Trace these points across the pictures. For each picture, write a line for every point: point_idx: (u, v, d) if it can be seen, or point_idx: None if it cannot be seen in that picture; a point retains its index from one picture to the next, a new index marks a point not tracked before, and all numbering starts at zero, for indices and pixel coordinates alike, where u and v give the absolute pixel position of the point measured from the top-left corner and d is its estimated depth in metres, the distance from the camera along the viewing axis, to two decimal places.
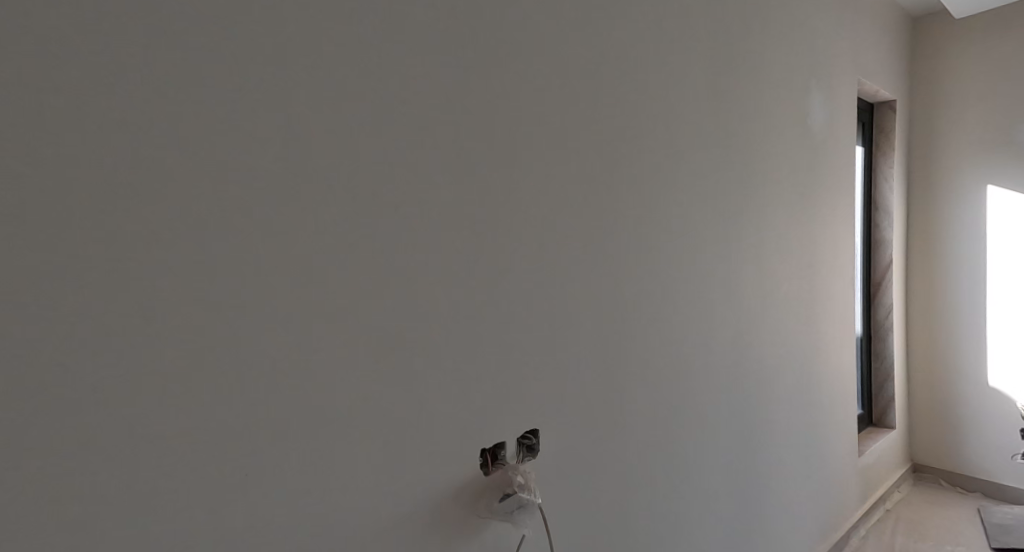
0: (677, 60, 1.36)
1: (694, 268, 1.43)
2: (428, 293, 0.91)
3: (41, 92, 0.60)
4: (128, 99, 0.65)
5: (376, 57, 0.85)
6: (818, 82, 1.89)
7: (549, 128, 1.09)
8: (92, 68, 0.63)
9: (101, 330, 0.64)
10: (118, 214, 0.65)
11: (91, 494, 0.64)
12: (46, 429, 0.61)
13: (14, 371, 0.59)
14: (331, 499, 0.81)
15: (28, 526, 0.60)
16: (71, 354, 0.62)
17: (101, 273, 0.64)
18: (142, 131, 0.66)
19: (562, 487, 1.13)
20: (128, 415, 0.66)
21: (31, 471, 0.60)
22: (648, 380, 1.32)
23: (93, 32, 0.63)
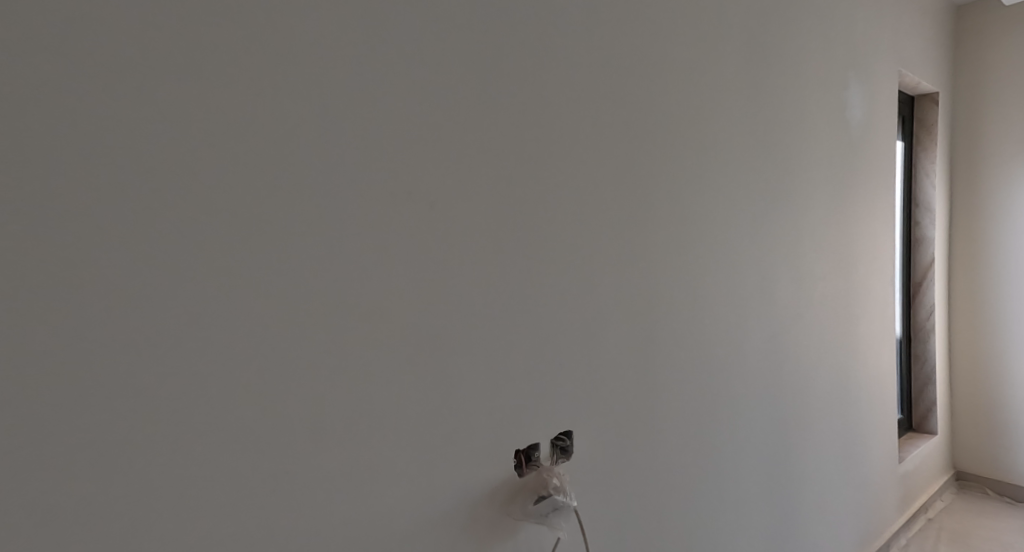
0: (709, 58, 1.35)
1: (729, 268, 1.42)
2: (462, 294, 0.92)
3: (90, 98, 0.61)
4: (172, 103, 0.66)
5: (413, 55, 0.86)
6: (857, 75, 1.85)
7: (581, 126, 1.09)
8: (139, 73, 0.64)
9: (150, 326, 0.65)
10: (164, 212, 0.66)
11: (139, 493, 0.65)
12: (98, 423, 0.62)
13: (66, 374, 0.60)
14: (368, 495, 0.83)
15: (78, 525, 0.62)
16: (121, 355, 0.64)
17: (149, 271, 0.65)
18: (188, 129, 0.67)
19: (595, 489, 1.13)
20: (173, 415, 0.67)
21: (83, 464, 0.62)
22: (681, 381, 1.31)
23: (142, 31, 0.64)
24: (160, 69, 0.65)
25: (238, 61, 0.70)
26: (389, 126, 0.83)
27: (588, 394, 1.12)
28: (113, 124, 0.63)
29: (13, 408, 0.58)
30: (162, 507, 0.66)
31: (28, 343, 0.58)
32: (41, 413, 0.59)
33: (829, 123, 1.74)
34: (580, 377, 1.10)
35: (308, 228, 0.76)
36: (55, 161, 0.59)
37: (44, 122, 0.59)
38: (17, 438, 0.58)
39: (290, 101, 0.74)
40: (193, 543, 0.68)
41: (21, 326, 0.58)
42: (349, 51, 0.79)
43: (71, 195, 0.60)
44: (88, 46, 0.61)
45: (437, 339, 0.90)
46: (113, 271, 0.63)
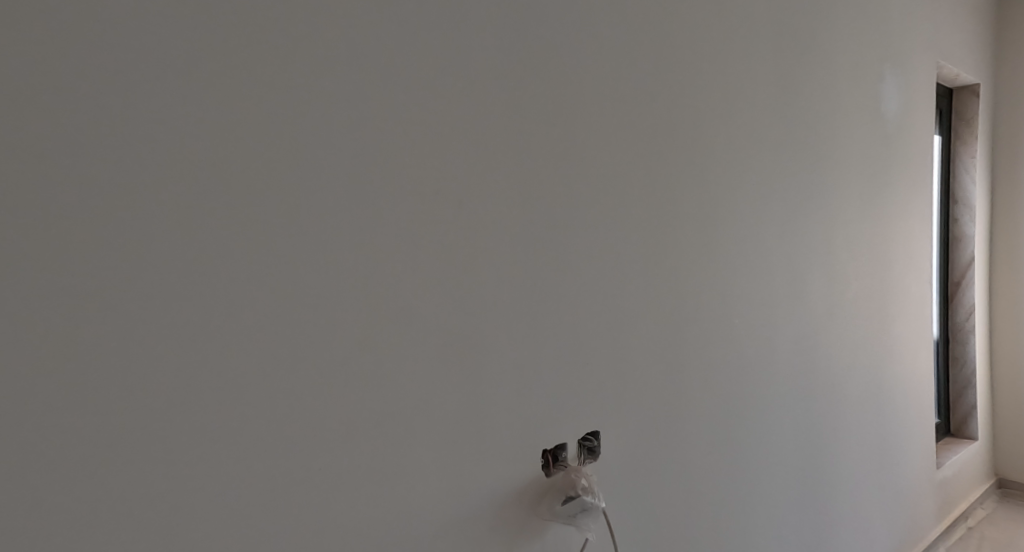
0: (737, 53, 1.33)
1: (759, 267, 1.39)
2: (489, 293, 0.92)
3: (122, 98, 0.62)
4: (201, 102, 0.67)
5: (440, 54, 0.87)
6: (892, 68, 1.81)
7: (608, 123, 1.08)
8: (170, 72, 0.65)
9: (187, 323, 0.66)
10: (200, 212, 0.67)
11: (170, 490, 0.66)
12: (137, 419, 0.63)
13: (99, 371, 0.61)
14: (397, 493, 0.83)
15: (112, 521, 0.62)
16: (159, 352, 0.65)
17: (186, 270, 0.66)
18: (223, 130, 0.68)
19: (624, 490, 1.12)
20: (209, 412, 0.68)
21: (123, 460, 0.63)
22: (711, 381, 1.29)
23: (178, 33, 0.65)
24: (191, 68, 0.66)
25: (267, 59, 0.71)
26: (414, 123, 0.84)
27: (616, 394, 1.10)
28: (145, 123, 0.63)
29: (49, 405, 0.59)
30: (193, 504, 0.67)
31: (63, 340, 0.59)
32: (76, 410, 0.60)
33: (863, 118, 1.70)
34: (608, 376, 1.09)
35: (336, 226, 0.77)
36: (88, 161, 0.60)
37: (77, 121, 0.60)
38: (52, 435, 0.59)
39: (317, 99, 0.75)
40: (226, 540, 0.69)
41: (56, 324, 0.59)
42: (378, 51, 0.80)
43: (104, 194, 0.61)
44: (121, 45, 0.62)
45: (465, 337, 0.90)
46: (145, 269, 0.64)
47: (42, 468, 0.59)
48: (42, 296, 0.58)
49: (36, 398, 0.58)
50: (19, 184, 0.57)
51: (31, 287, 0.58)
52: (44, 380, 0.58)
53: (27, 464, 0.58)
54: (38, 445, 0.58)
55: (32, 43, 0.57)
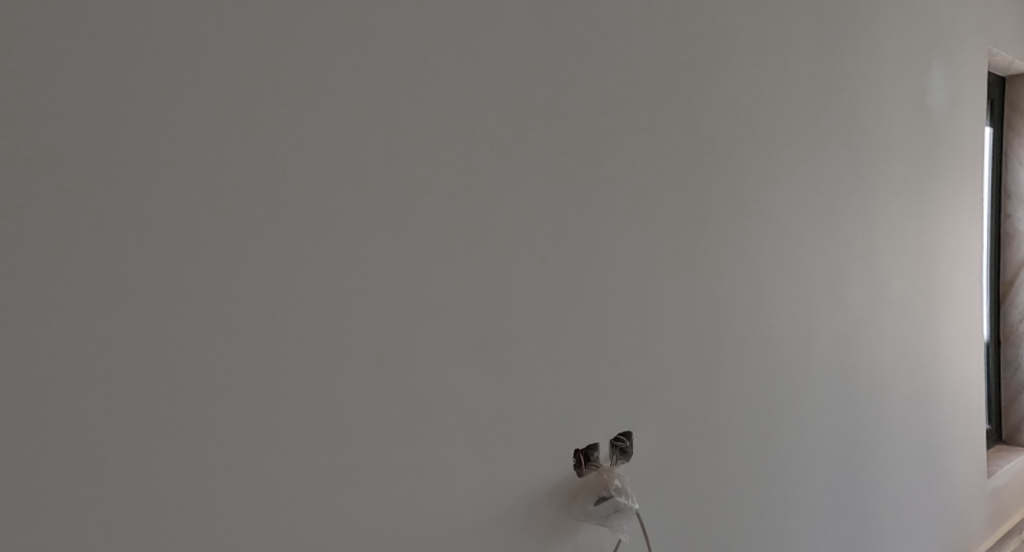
0: (774, 46, 1.29)
1: (797, 265, 1.36)
2: (521, 290, 0.92)
3: (168, 95, 0.61)
4: (240, 98, 0.66)
5: (477, 50, 0.86)
6: (939, 58, 1.74)
7: (642, 118, 1.07)
8: (214, 68, 0.64)
9: (228, 320, 0.65)
10: (242, 207, 0.66)
11: (210, 494, 0.65)
12: (179, 417, 0.63)
13: (145, 373, 0.60)
14: (429, 490, 0.83)
15: (153, 529, 0.61)
16: (201, 349, 0.64)
17: (227, 265, 0.65)
18: (264, 124, 0.67)
19: (658, 491, 1.10)
20: (249, 410, 0.67)
21: (165, 459, 0.62)
22: (748, 381, 1.26)
23: (221, 25, 0.64)
24: (230, 63, 0.65)
25: (304, 54, 0.70)
26: (447, 119, 0.83)
27: (650, 394, 1.09)
28: (186, 122, 0.62)
29: (91, 411, 0.58)
30: (233, 509, 0.66)
31: (104, 343, 0.58)
32: (117, 415, 0.59)
33: (908, 109, 1.65)
34: (641, 376, 1.07)
35: (370, 224, 0.76)
36: (129, 159, 0.59)
37: (118, 119, 0.58)
38: (94, 440, 0.58)
39: (353, 95, 0.74)
40: (265, 538, 0.68)
41: (98, 327, 0.58)
42: (415, 47, 0.80)
43: (146, 194, 0.60)
44: (161, 42, 0.61)
45: (496, 336, 0.89)
46: (185, 270, 0.63)
47: (83, 475, 0.57)
48: (84, 298, 0.57)
49: (77, 403, 0.57)
50: (61, 185, 0.56)
51: (73, 290, 0.56)
52: (86, 384, 0.57)
53: (69, 472, 0.57)
54: (80, 452, 0.57)
55: (74, 40, 0.56)
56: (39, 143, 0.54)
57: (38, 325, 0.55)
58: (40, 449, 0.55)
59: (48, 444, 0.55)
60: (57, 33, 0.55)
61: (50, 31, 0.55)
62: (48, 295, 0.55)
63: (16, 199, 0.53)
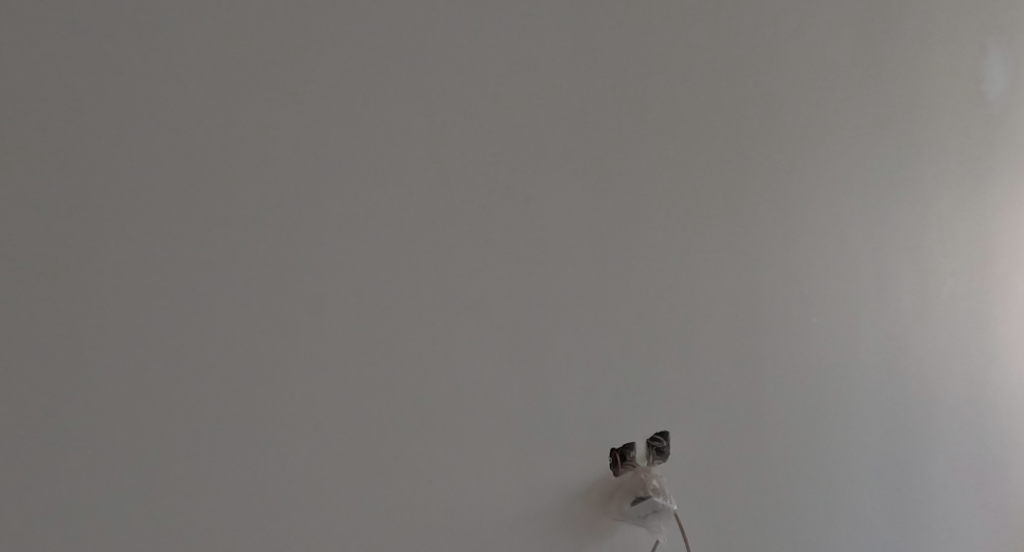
0: (815, 38, 1.27)
1: (841, 261, 1.33)
2: (559, 287, 0.92)
3: (214, 108, 0.68)
4: (271, 113, 0.71)
5: (512, 51, 0.88)
6: (994, 45, 1.68)
7: (681, 114, 1.06)
8: (257, 83, 0.70)
9: (270, 315, 0.71)
10: (283, 209, 0.71)
11: (248, 485, 0.69)
12: (226, 403, 0.68)
13: (196, 360, 0.67)
14: (466, 485, 0.85)
15: (195, 515, 0.67)
16: (246, 341, 0.69)
17: (269, 263, 0.70)
18: (302, 131, 0.72)
19: (699, 491, 1.09)
20: (290, 400, 0.72)
21: (213, 440, 0.68)
22: (791, 378, 1.24)
23: (262, 43, 0.70)
24: (261, 80, 0.70)
25: (333, 66, 0.74)
26: (478, 121, 0.85)
27: (689, 392, 1.08)
28: (221, 138, 0.68)
29: (139, 404, 0.64)
30: (271, 497, 0.71)
31: (149, 343, 0.65)
32: (166, 404, 0.65)
33: (959, 98, 1.59)
34: (678, 375, 1.06)
35: (402, 226, 0.79)
36: (169, 176, 0.65)
37: (158, 141, 0.65)
38: (141, 432, 0.64)
39: (381, 102, 0.77)
40: (303, 521, 0.73)
41: (144, 329, 0.64)
42: (449, 51, 0.83)
43: (185, 207, 0.66)
44: (197, 66, 0.67)
45: (532, 335, 0.90)
46: (231, 268, 0.68)
47: (132, 462, 0.64)
48: (131, 302, 0.64)
49: (126, 398, 0.64)
50: (110, 203, 0.63)
51: (122, 297, 0.63)
52: (134, 380, 0.64)
53: (120, 460, 0.63)
54: (130, 442, 0.64)
55: (119, 73, 0.63)
56: (90, 166, 0.62)
57: (92, 328, 0.62)
58: (94, 439, 0.62)
59: (101, 434, 0.62)
60: (105, 67, 0.62)
61: (99, 65, 0.62)
62: (100, 301, 0.62)
63: (72, 217, 0.61)
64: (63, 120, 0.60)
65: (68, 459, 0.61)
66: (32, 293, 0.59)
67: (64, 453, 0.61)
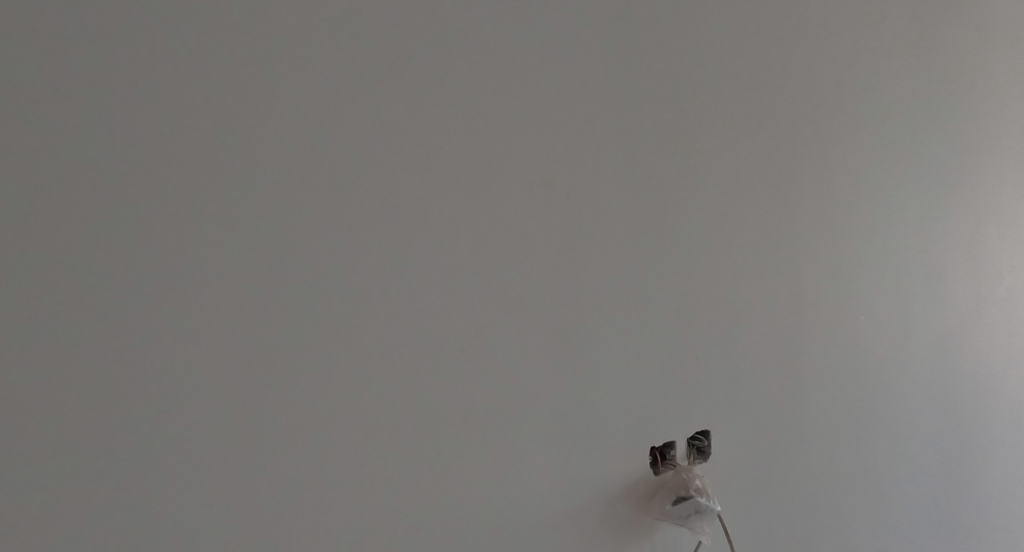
0: (858, 28, 1.24)
1: (889, 257, 1.29)
2: (598, 281, 0.92)
3: (268, 108, 0.70)
4: (307, 113, 0.72)
5: (554, 48, 0.89)
6: None
7: (723, 107, 1.06)
8: (308, 83, 0.72)
9: (319, 307, 0.73)
10: (330, 205, 0.73)
11: (290, 480, 0.72)
12: (278, 393, 0.71)
13: (252, 350, 0.69)
14: (506, 479, 0.85)
15: (239, 508, 0.69)
16: (296, 333, 0.72)
17: (318, 258, 0.73)
18: (350, 130, 0.75)
19: (743, 490, 1.07)
20: (336, 391, 0.74)
21: (264, 428, 0.70)
22: (838, 375, 1.21)
23: (313, 45, 0.73)
24: (298, 81, 0.72)
25: (367, 67, 0.76)
26: (512, 119, 0.86)
27: (734, 388, 1.06)
28: (269, 136, 0.70)
29: (180, 401, 0.66)
30: (318, 484, 0.73)
31: (192, 342, 0.67)
32: (224, 393, 0.68)
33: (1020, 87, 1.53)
34: (721, 374, 1.05)
35: (437, 224, 0.80)
36: (207, 178, 0.67)
37: (215, 139, 0.67)
38: (182, 428, 0.66)
39: (415, 102, 0.79)
40: (347, 507, 0.75)
41: (185, 328, 0.66)
42: (493, 50, 0.84)
43: (223, 207, 0.68)
44: (234, 69, 0.68)
45: (569, 331, 0.90)
46: (282, 262, 0.71)
47: (175, 458, 0.66)
48: (178, 301, 0.66)
49: (171, 395, 0.66)
50: (164, 200, 0.65)
51: (162, 297, 0.65)
52: (178, 378, 0.66)
53: (164, 455, 0.65)
54: (172, 438, 0.66)
55: (158, 76, 0.65)
56: (145, 164, 0.64)
57: (137, 327, 0.64)
58: (138, 434, 0.64)
59: (144, 430, 0.64)
60: (144, 71, 0.64)
61: (147, 71, 0.64)
62: (153, 295, 0.65)
63: (114, 218, 0.63)
64: (105, 124, 0.63)
65: (113, 454, 0.63)
66: (77, 293, 0.61)
67: (110, 448, 0.63)
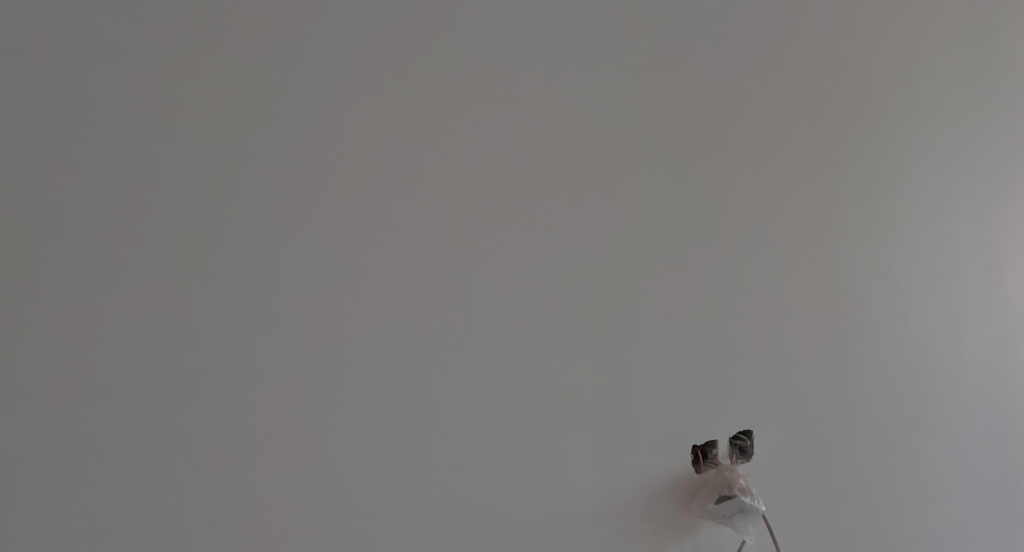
0: (904, 26, 1.23)
1: (940, 252, 1.26)
2: (640, 279, 0.94)
3: (328, 116, 0.75)
4: (341, 123, 0.75)
5: (596, 54, 0.91)
6: None
7: (764, 107, 1.06)
8: (365, 92, 0.77)
9: (376, 303, 0.77)
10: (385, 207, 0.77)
11: (350, 473, 0.75)
12: (340, 385, 0.75)
13: (315, 343, 0.73)
14: (551, 473, 0.88)
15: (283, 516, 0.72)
16: (355, 327, 0.75)
17: (375, 256, 0.77)
18: (404, 135, 0.78)
19: (788, 486, 1.06)
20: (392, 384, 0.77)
21: (330, 416, 0.74)
22: (888, 371, 1.19)
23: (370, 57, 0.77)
24: (353, 90, 0.76)
25: (416, 77, 0.79)
26: (555, 125, 0.88)
27: (776, 387, 1.06)
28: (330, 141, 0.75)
29: (190, 414, 0.68)
30: (376, 473, 0.77)
31: (262, 334, 0.71)
32: (291, 382, 0.72)
33: None
34: (764, 372, 1.05)
35: (474, 229, 0.82)
36: (231, 192, 0.70)
37: (282, 145, 0.72)
38: (195, 439, 0.68)
39: (453, 109, 0.82)
40: (403, 496, 0.78)
41: (191, 343, 0.68)
42: (538, 57, 0.87)
43: (252, 222, 0.71)
44: (283, 83, 0.73)
45: (611, 330, 0.92)
46: (343, 260, 0.75)
47: (185, 469, 0.68)
48: (250, 295, 0.70)
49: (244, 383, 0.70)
50: (236, 200, 0.70)
51: (165, 314, 0.67)
52: (249, 368, 0.70)
53: (173, 467, 0.67)
54: (179, 450, 0.67)
55: (213, 93, 0.69)
56: (222, 167, 0.70)
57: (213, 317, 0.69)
58: (198, 431, 0.68)
59: (205, 426, 0.68)
60: (200, 90, 0.69)
61: (219, 82, 0.70)
62: (227, 288, 0.70)
63: (116, 238, 0.65)
64: (165, 140, 0.67)
65: (176, 451, 0.67)
66: (80, 313, 0.64)
67: (173, 445, 0.67)
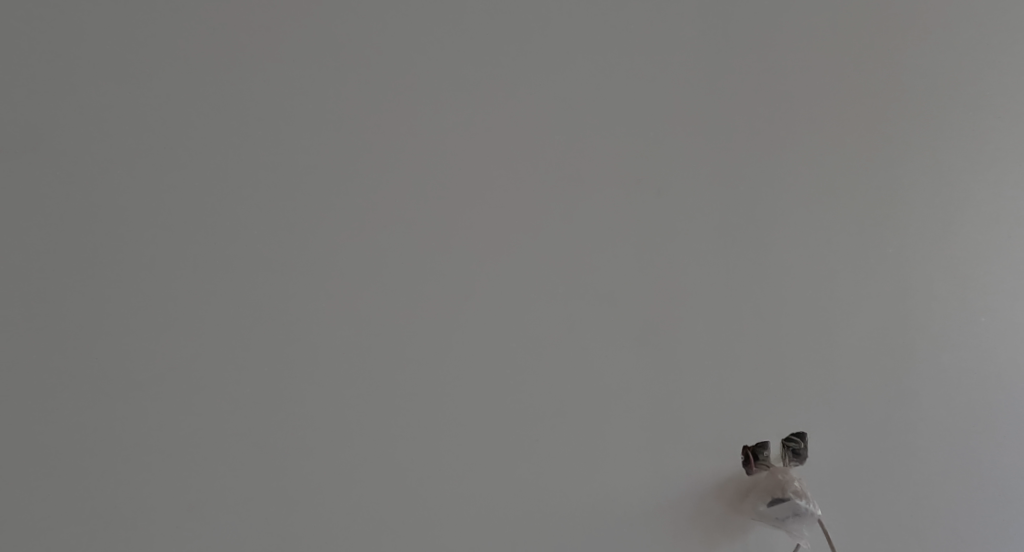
0: (973, 11, 1.17)
1: (1013, 247, 1.19)
2: (685, 277, 0.93)
3: (375, 120, 0.77)
4: (369, 124, 0.77)
5: (639, 54, 0.92)
6: None
7: (815, 101, 1.04)
8: (410, 95, 0.79)
9: (420, 300, 0.79)
10: (429, 206, 0.79)
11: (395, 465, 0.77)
12: (386, 379, 0.77)
13: (361, 339, 0.76)
14: (595, 470, 0.87)
15: (324, 505, 0.74)
16: (400, 324, 0.78)
17: (419, 254, 0.79)
18: (448, 137, 0.81)
19: (843, 489, 1.03)
20: (436, 379, 0.79)
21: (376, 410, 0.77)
22: (953, 371, 1.13)
23: (416, 62, 0.80)
24: (400, 95, 0.79)
25: (459, 81, 0.81)
26: (597, 125, 0.89)
27: (831, 387, 1.03)
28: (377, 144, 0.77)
29: (228, 407, 0.71)
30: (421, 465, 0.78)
31: (311, 330, 0.74)
32: (339, 376, 0.75)
33: None
34: (818, 372, 1.02)
35: (503, 224, 0.83)
36: (280, 194, 0.73)
37: (331, 149, 0.75)
38: (248, 428, 0.72)
39: (496, 111, 0.83)
40: (446, 488, 0.80)
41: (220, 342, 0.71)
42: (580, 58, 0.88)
43: (296, 222, 0.74)
44: (332, 90, 0.76)
45: (655, 327, 0.91)
46: (388, 258, 0.77)
47: (240, 455, 0.71)
48: (300, 292, 0.74)
49: (295, 376, 0.73)
50: (287, 201, 0.73)
51: (222, 309, 0.71)
52: (299, 362, 0.74)
53: (227, 453, 0.71)
54: (233, 438, 0.71)
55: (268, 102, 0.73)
56: (274, 170, 0.73)
57: (266, 313, 0.72)
58: (251, 420, 0.72)
59: (257, 416, 0.72)
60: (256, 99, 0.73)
61: (273, 91, 0.74)
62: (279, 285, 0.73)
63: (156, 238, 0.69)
64: (223, 146, 0.71)
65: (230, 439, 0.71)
66: (138, 306, 0.68)
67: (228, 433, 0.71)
